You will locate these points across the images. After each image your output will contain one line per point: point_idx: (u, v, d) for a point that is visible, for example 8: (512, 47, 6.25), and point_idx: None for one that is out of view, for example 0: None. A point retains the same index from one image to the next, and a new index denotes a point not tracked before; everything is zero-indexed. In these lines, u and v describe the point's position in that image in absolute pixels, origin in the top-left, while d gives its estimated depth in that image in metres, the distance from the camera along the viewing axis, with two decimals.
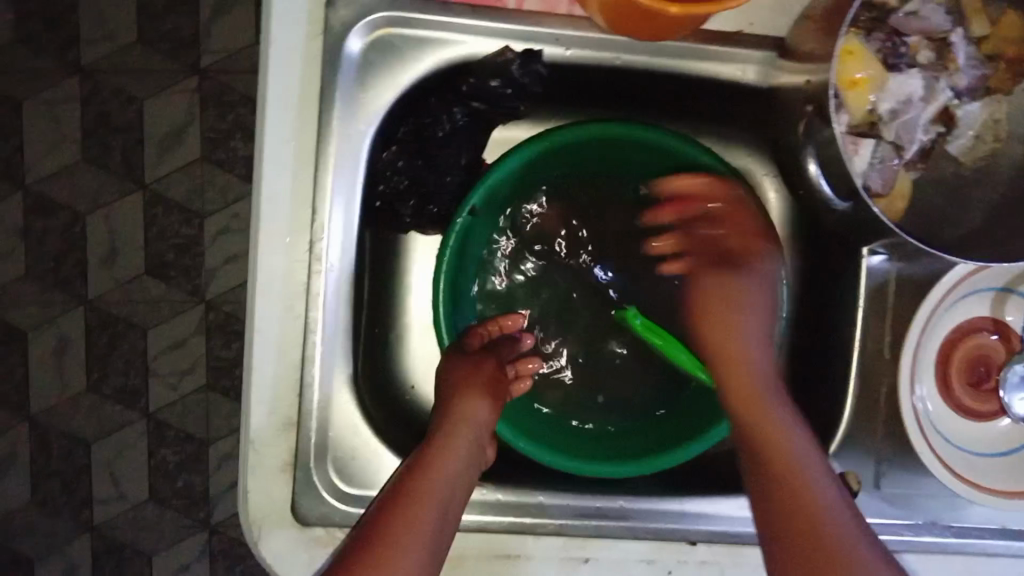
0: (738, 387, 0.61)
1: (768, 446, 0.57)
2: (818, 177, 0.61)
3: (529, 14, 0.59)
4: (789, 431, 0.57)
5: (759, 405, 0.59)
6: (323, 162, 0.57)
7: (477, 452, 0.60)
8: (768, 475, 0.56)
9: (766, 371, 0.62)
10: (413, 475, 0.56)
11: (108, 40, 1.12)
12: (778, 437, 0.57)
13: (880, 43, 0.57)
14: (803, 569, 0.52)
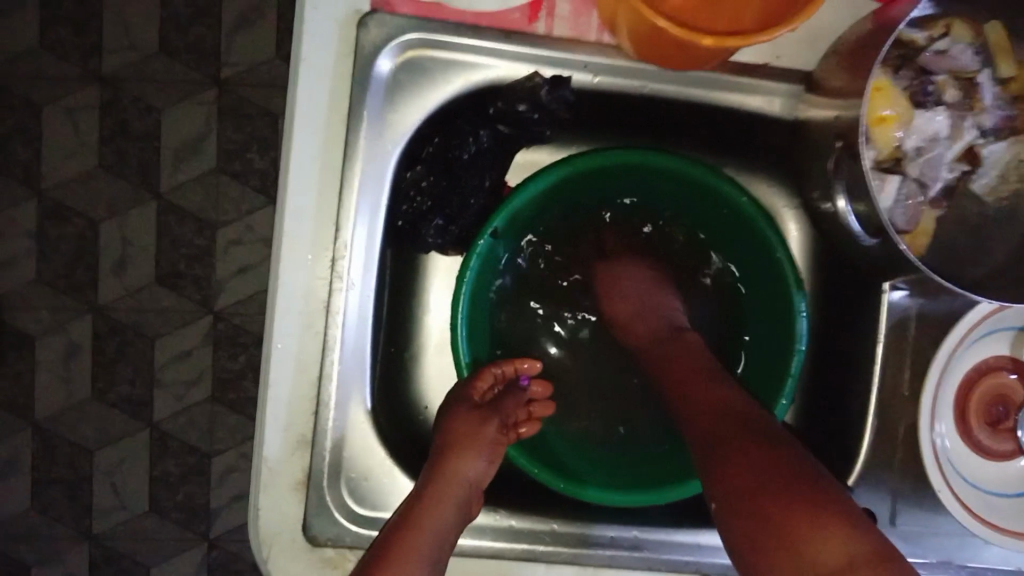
0: (664, 366, 0.59)
1: (696, 396, 0.54)
2: (846, 212, 0.57)
3: (559, 40, 0.58)
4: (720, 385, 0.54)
5: (685, 370, 0.57)
6: (348, 179, 0.57)
7: (465, 506, 0.57)
8: (697, 418, 0.52)
9: (693, 349, 0.59)
10: (405, 525, 0.53)
11: (131, 49, 1.12)
12: (704, 385, 0.54)
13: (908, 80, 0.56)
14: (735, 490, 0.46)
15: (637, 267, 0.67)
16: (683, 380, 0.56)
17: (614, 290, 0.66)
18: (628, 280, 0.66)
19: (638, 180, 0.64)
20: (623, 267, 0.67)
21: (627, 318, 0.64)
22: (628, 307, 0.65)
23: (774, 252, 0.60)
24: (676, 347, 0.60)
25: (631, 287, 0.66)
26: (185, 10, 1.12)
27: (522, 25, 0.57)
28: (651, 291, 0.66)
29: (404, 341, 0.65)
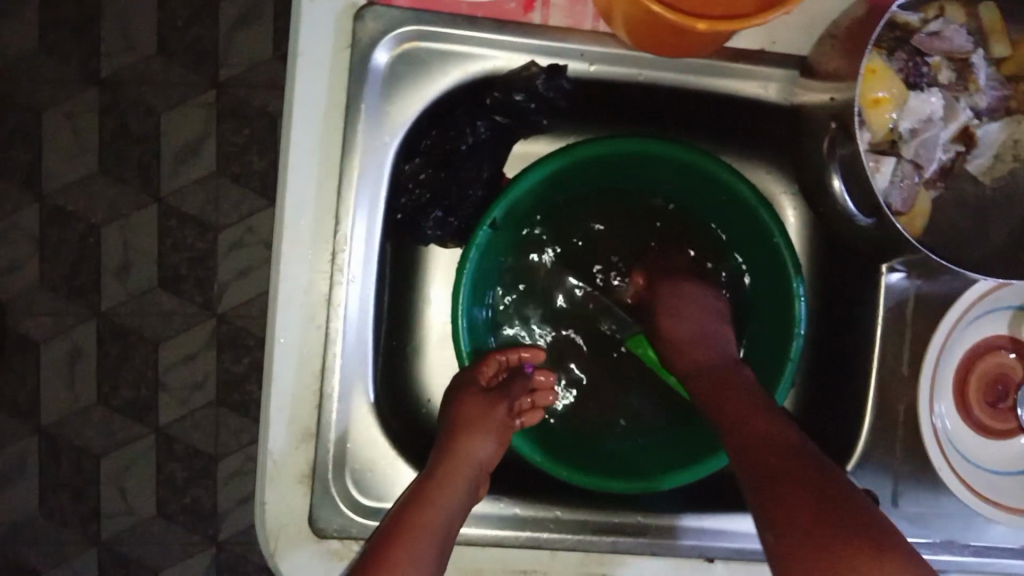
0: (720, 398, 0.55)
1: (750, 430, 0.51)
2: (842, 192, 0.58)
3: (556, 30, 0.58)
4: (777, 422, 0.51)
5: (742, 401, 0.54)
6: (348, 172, 0.57)
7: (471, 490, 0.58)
8: (750, 457, 0.49)
9: (751, 385, 0.56)
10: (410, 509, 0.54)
11: (129, 54, 1.13)
12: (762, 420, 0.51)
13: (903, 63, 0.56)
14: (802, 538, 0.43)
15: (698, 291, 0.65)
16: (737, 414, 0.53)
17: (670, 316, 0.63)
18: (684, 306, 0.63)
19: (640, 169, 0.64)
20: (679, 293, 0.64)
21: (681, 347, 0.61)
22: (681, 338, 0.61)
23: (772, 236, 0.61)
24: (733, 381, 0.56)
25: (687, 308, 0.63)
26: (182, 13, 1.13)
27: (518, 16, 0.58)
28: (706, 323, 0.62)
29: (405, 334, 0.66)
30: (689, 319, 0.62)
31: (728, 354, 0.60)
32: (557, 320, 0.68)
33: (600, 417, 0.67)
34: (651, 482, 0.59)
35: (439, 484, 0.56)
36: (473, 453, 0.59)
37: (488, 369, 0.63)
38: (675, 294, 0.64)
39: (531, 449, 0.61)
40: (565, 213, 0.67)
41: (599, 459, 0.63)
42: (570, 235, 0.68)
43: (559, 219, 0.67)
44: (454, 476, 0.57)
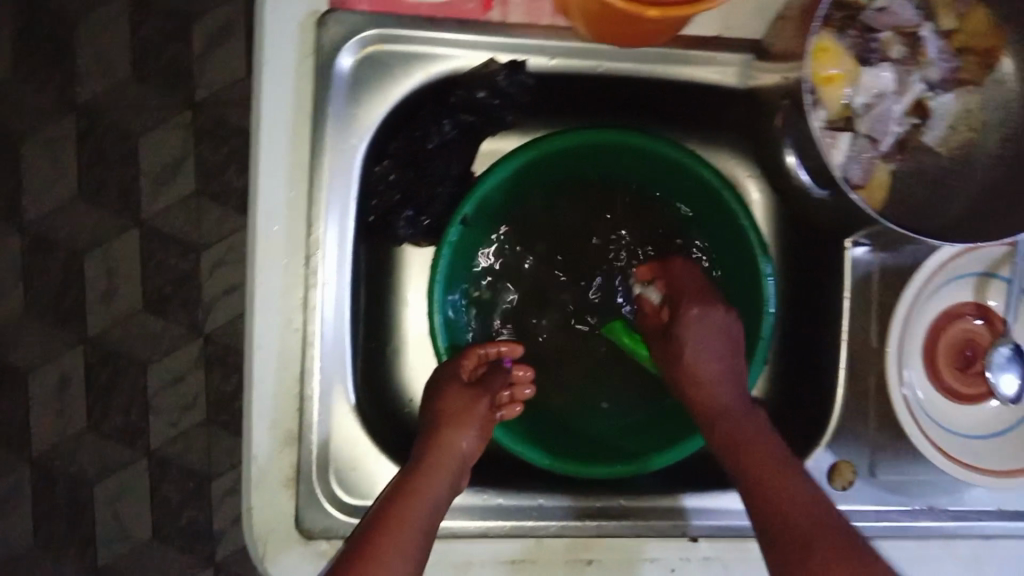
0: (749, 453, 0.58)
1: (776, 494, 0.55)
2: (796, 167, 0.61)
3: (515, 25, 0.59)
4: (801, 487, 0.56)
5: (768, 462, 0.57)
6: (318, 175, 0.58)
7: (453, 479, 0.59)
8: (777, 521, 0.54)
9: (775, 441, 0.59)
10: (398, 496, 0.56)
11: (104, 80, 1.14)
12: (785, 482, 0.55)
13: (853, 40, 0.57)
14: None
15: (714, 309, 0.64)
16: (765, 473, 0.56)
17: (693, 350, 0.63)
18: (704, 348, 0.63)
19: (607, 156, 0.65)
20: (701, 326, 0.63)
21: (702, 394, 0.62)
22: (704, 384, 0.62)
23: (739, 219, 0.62)
24: (754, 435, 0.59)
25: (708, 345, 0.63)
26: (155, 37, 1.14)
27: (476, 15, 0.59)
28: (725, 360, 0.63)
29: (385, 334, 0.67)
30: (710, 361, 0.63)
31: (743, 398, 0.62)
32: (529, 310, 0.69)
33: (578, 405, 0.68)
34: (632, 467, 0.60)
35: (419, 480, 0.56)
36: (454, 446, 0.60)
37: (471, 362, 0.64)
38: (692, 323, 0.63)
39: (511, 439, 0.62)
40: (536, 202, 0.68)
41: (578, 446, 0.65)
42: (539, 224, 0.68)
43: (529, 209, 0.68)
44: (436, 470, 0.58)
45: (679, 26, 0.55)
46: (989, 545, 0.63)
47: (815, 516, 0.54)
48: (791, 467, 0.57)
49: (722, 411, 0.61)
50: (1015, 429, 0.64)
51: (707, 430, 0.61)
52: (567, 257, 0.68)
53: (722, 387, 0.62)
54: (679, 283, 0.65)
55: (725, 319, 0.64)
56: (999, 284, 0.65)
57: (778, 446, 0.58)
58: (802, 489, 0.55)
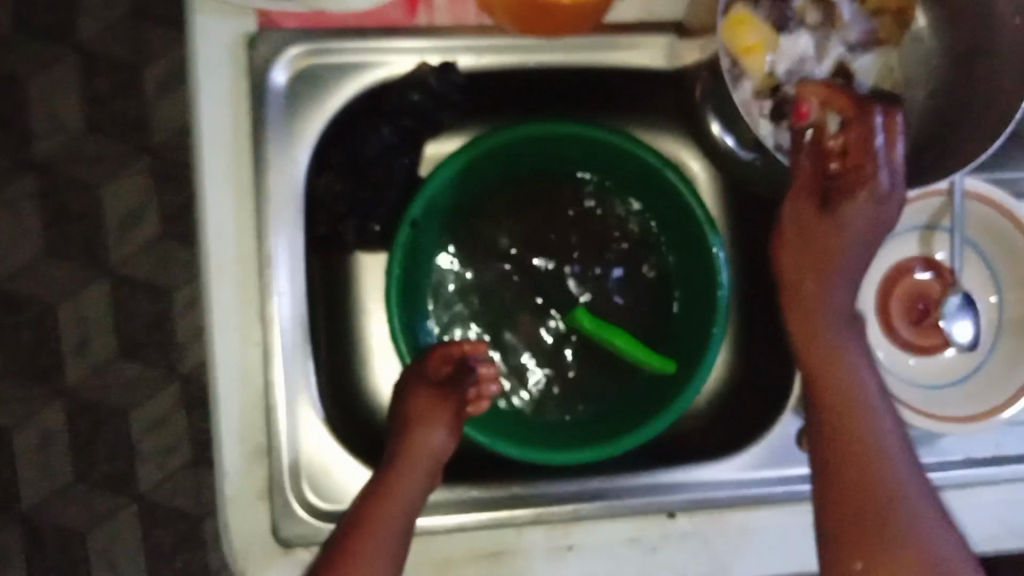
0: (835, 387, 0.54)
1: (853, 462, 0.53)
2: (722, 134, 0.65)
3: (442, 27, 0.61)
4: (890, 452, 0.53)
5: (856, 415, 0.54)
6: (262, 191, 0.59)
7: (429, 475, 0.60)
8: (848, 465, 0.53)
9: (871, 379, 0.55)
10: (375, 494, 0.56)
11: (61, 134, 1.15)
12: (875, 460, 0.53)
13: (768, 10, 0.59)
14: (844, 520, 0.53)
15: (879, 184, 0.51)
16: (846, 420, 0.54)
17: (836, 233, 0.54)
18: (844, 236, 0.54)
19: (545, 152, 0.66)
20: (865, 214, 0.53)
21: (806, 305, 0.56)
22: (818, 300, 0.55)
23: (683, 196, 0.63)
24: (858, 396, 0.54)
25: (857, 222, 0.53)
26: (109, 87, 1.14)
27: (404, 22, 0.61)
28: (865, 256, 0.54)
29: (347, 345, 0.68)
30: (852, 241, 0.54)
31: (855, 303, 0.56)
32: (490, 310, 0.70)
33: (542, 393, 0.70)
34: (602, 451, 0.60)
35: (387, 489, 0.57)
36: (425, 445, 0.60)
37: (437, 360, 0.63)
38: (862, 204, 0.52)
39: (479, 432, 0.61)
40: (487, 196, 0.69)
41: (548, 435, 0.66)
42: (488, 226, 0.70)
43: (476, 214, 0.70)
44: (406, 473, 0.58)
45: (597, 10, 0.55)
46: (961, 493, 0.64)
47: (900, 487, 0.53)
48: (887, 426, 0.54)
49: (829, 331, 0.55)
50: (974, 376, 0.65)
51: (800, 346, 0.56)
52: (519, 256, 0.70)
53: (835, 291, 0.55)
54: (863, 162, 0.52)
55: (898, 204, 0.52)
56: (942, 235, 0.66)
57: (876, 387, 0.55)
58: (905, 466, 0.53)
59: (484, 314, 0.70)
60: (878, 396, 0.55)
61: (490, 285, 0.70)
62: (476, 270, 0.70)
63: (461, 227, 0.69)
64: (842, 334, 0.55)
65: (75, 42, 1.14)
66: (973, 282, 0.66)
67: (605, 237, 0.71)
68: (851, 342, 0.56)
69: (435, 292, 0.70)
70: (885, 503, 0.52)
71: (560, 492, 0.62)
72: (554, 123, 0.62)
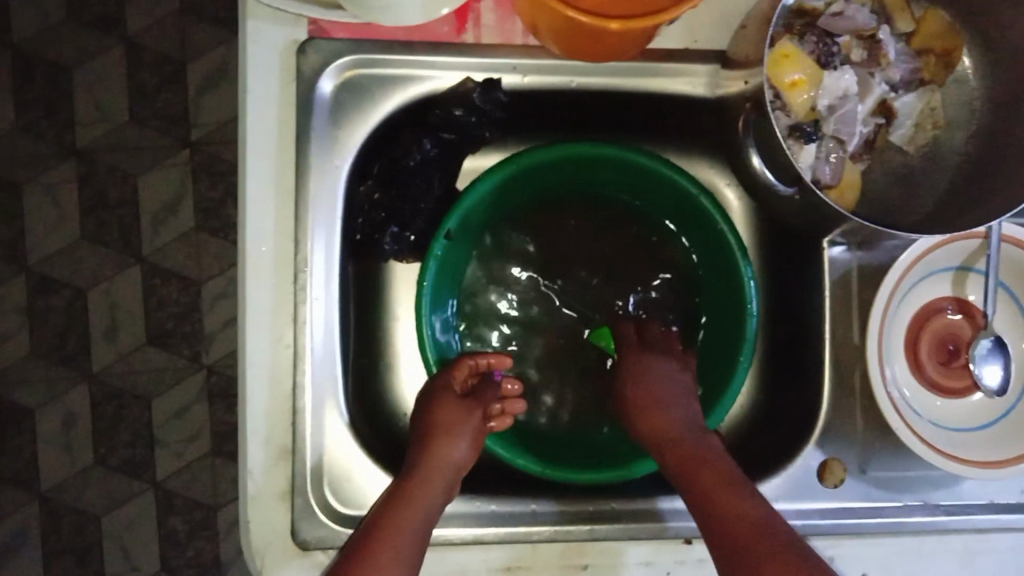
0: (690, 461, 0.59)
1: (702, 494, 0.56)
2: (762, 168, 0.62)
3: (488, 46, 0.61)
4: (732, 487, 0.56)
5: (701, 468, 0.58)
6: (303, 196, 0.60)
7: (450, 488, 0.60)
8: (703, 509, 0.56)
9: (718, 452, 0.59)
10: (394, 502, 0.57)
11: (102, 123, 1.16)
12: (722, 488, 0.56)
13: (814, 45, 0.59)
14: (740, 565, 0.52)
15: (671, 367, 0.66)
16: (705, 476, 0.57)
17: (637, 382, 0.65)
18: (664, 390, 0.64)
19: (573, 173, 0.67)
20: (653, 365, 0.65)
21: (658, 422, 0.62)
22: (659, 418, 0.62)
23: (717, 224, 0.63)
24: (707, 457, 0.59)
25: (663, 377, 0.65)
26: (151, 80, 1.16)
27: (452, 38, 0.61)
28: (680, 396, 0.64)
29: (376, 350, 0.69)
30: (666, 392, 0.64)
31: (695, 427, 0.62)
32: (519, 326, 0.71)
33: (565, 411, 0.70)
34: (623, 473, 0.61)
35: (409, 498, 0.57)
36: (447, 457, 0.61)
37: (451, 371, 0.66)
38: (655, 360, 0.66)
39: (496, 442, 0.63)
40: (525, 208, 0.70)
41: (565, 453, 0.66)
42: (517, 245, 0.71)
43: (505, 231, 0.71)
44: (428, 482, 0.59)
45: (645, 31, 0.54)
46: (982, 538, 0.64)
47: (754, 510, 0.54)
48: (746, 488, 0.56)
49: (680, 439, 0.61)
50: (999, 422, 0.64)
51: (660, 453, 0.61)
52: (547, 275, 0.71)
53: (664, 407, 0.63)
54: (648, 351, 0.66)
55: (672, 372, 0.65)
56: (976, 277, 0.65)
57: (723, 460, 0.58)
58: (750, 500, 0.55)
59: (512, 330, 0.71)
60: (722, 467, 0.57)
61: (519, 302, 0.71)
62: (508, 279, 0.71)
63: (492, 242, 0.70)
64: (692, 435, 0.61)
65: (121, 34, 1.16)
66: (1005, 325, 0.66)
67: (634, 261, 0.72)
68: (705, 440, 0.60)
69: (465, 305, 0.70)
70: (750, 529, 0.53)
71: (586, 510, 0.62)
72: (584, 145, 0.63)
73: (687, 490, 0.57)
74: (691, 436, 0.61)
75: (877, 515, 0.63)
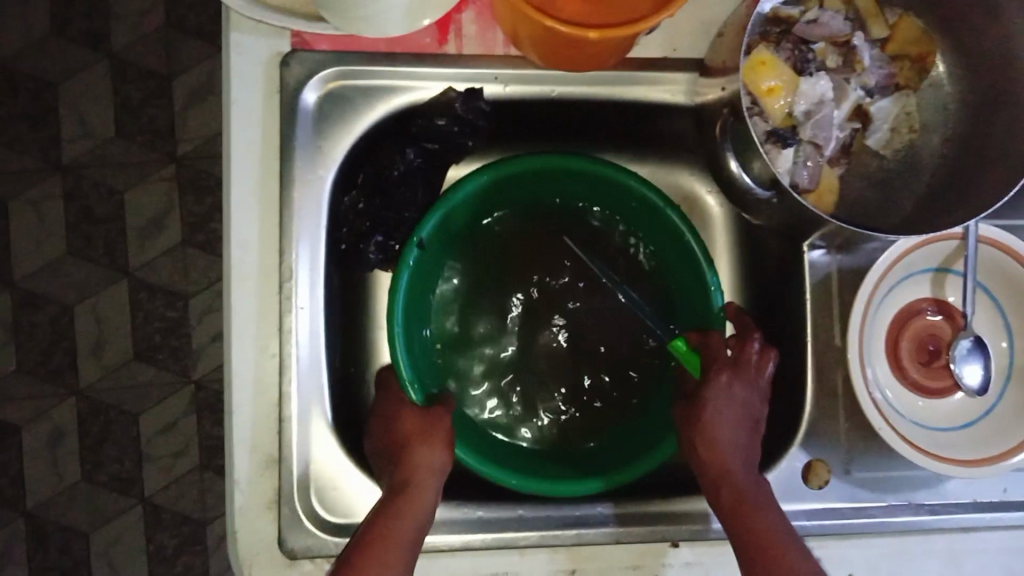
0: (743, 503, 0.58)
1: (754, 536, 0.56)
2: (740, 173, 0.63)
3: (468, 57, 0.62)
4: (784, 538, 0.56)
5: (756, 514, 0.57)
6: (288, 208, 0.60)
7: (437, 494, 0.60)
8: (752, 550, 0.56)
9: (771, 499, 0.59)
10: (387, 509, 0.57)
11: (88, 138, 1.17)
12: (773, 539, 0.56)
13: (789, 52, 0.60)
14: None
15: (749, 389, 0.63)
16: (755, 522, 0.57)
17: (716, 412, 0.62)
18: (727, 424, 0.62)
19: (548, 184, 0.68)
20: (727, 399, 0.62)
21: (716, 455, 0.60)
22: (722, 450, 0.60)
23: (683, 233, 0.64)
24: (764, 503, 0.58)
25: (732, 406, 0.62)
26: (137, 95, 1.17)
27: (432, 49, 0.62)
28: (743, 432, 0.62)
29: (361, 361, 0.69)
30: (730, 421, 0.62)
31: (752, 468, 0.60)
32: (494, 341, 0.71)
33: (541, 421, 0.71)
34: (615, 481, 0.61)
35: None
36: (409, 520, 0.57)
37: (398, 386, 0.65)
38: (735, 385, 0.63)
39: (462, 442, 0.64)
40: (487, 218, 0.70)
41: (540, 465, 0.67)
42: (491, 258, 0.71)
43: (479, 242, 0.71)
44: (385, 555, 0.55)
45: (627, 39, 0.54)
46: (966, 536, 0.65)
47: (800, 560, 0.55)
48: (792, 542, 0.56)
49: (738, 476, 0.59)
50: (979, 421, 0.65)
51: (712, 487, 0.60)
52: (524, 288, 0.71)
53: (726, 438, 0.61)
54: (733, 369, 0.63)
55: (747, 396, 0.63)
56: (955, 278, 0.66)
57: (777, 508, 0.58)
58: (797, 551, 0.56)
59: (486, 347, 0.70)
60: (778, 516, 0.58)
61: (496, 317, 0.71)
62: (475, 287, 0.71)
63: (465, 254, 0.71)
64: (752, 476, 0.60)
65: (107, 50, 1.17)
66: (984, 326, 0.67)
67: (608, 273, 0.72)
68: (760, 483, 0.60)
69: (440, 317, 0.71)
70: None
71: (611, 513, 0.63)
72: (562, 160, 0.63)
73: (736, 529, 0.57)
74: (749, 476, 0.60)
75: (861, 516, 0.64)
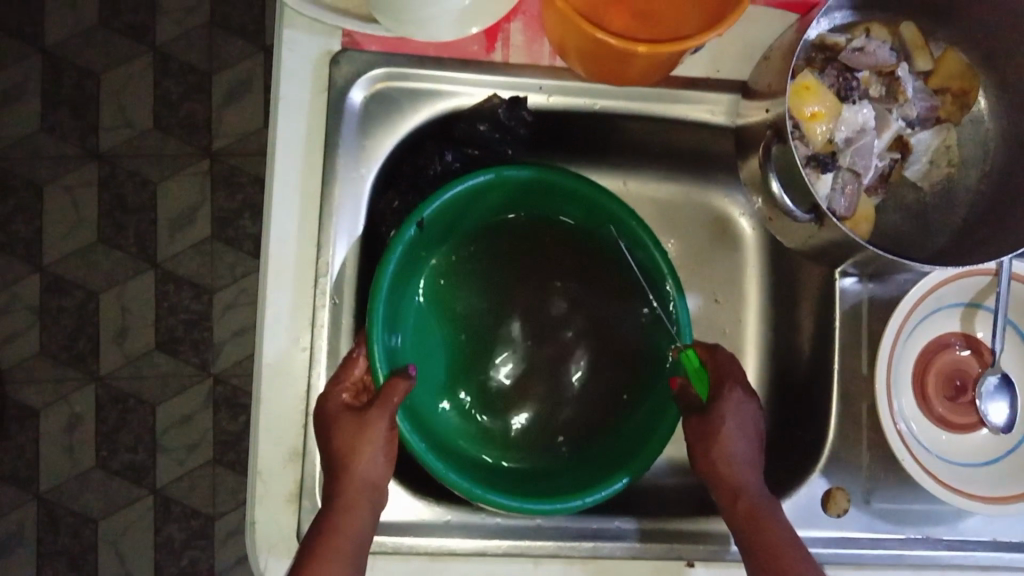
0: (752, 516, 0.58)
1: (765, 544, 0.56)
2: (781, 194, 0.60)
3: (516, 65, 0.64)
4: (794, 548, 0.56)
5: (767, 523, 0.57)
6: (328, 203, 0.61)
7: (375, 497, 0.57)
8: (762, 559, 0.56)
9: (779, 511, 0.59)
10: (342, 503, 0.55)
11: (126, 129, 1.18)
12: (784, 548, 0.56)
13: (833, 79, 0.61)
14: None
15: (752, 407, 0.62)
16: (762, 534, 0.57)
17: (731, 429, 0.61)
18: (734, 440, 0.60)
19: (542, 201, 0.66)
20: (738, 414, 0.61)
21: (725, 469, 0.60)
22: (732, 464, 0.60)
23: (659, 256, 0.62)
24: (775, 514, 0.58)
25: (736, 424, 0.61)
26: (176, 89, 1.19)
27: (482, 55, 0.63)
28: (752, 448, 0.61)
29: None
30: (739, 433, 0.61)
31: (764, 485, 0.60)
32: (471, 356, 0.69)
33: (514, 440, 0.67)
34: (625, 476, 0.60)
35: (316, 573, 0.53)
36: (357, 522, 0.55)
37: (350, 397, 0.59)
38: (743, 399, 0.61)
39: (416, 439, 0.58)
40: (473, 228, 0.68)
41: (519, 484, 0.63)
42: (476, 271, 0.69)
43: (465, 251, 0.69)
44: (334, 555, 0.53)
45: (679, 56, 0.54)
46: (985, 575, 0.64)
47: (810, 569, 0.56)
48: (803, 552, 0.57)
49: (749, 488, 0.59)
50: (1003, 458, 0.65)
51: (723, 498, 0.60)
52: (508, 308, 0.69)
53: (735, 451, 0.60)
54: (733, 381, 0.62)
55: (754, 411, 0.62)
56: (985, 314, 0.66)
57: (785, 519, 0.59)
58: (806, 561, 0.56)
59: (471, 358, 0.68)
60: (788, 527, 0.58)
61: (477, 330, 0.69)
62: (460, 297, 0.69)
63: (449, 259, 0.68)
64: (761, 488, 0.60)
65: (150, 44, 1.19)
66: (1013, 364, 0.67)
67: (595, 296, 0.70)
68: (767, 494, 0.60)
69: (423, 320, 0.67)
70: None
71: (630, 528, 0.63)
72: (577, 177, 0.62)
73: (747, 539, 0.57)
74: (756, 488, 0.60)
75: (881, 547, 0.63)
